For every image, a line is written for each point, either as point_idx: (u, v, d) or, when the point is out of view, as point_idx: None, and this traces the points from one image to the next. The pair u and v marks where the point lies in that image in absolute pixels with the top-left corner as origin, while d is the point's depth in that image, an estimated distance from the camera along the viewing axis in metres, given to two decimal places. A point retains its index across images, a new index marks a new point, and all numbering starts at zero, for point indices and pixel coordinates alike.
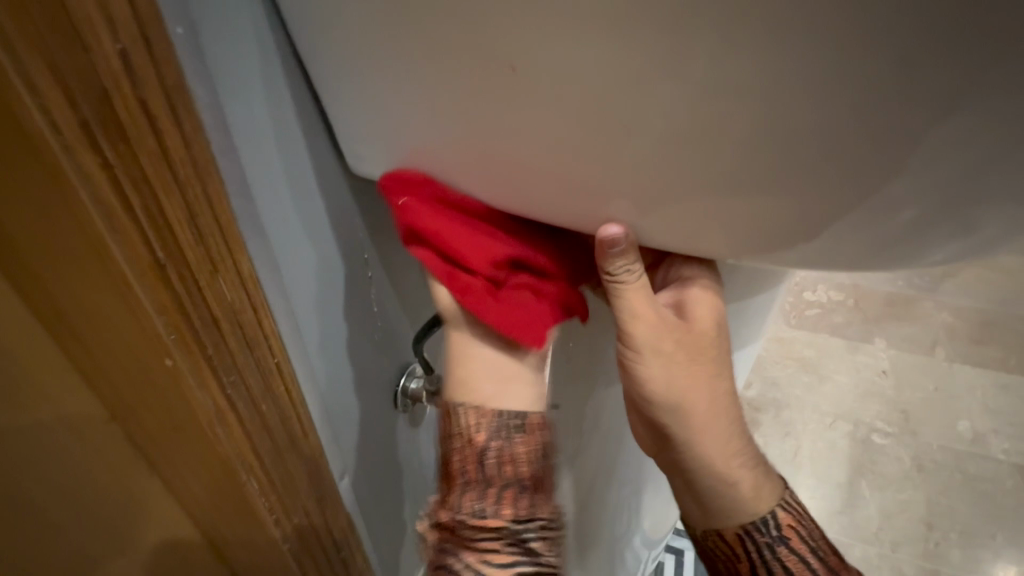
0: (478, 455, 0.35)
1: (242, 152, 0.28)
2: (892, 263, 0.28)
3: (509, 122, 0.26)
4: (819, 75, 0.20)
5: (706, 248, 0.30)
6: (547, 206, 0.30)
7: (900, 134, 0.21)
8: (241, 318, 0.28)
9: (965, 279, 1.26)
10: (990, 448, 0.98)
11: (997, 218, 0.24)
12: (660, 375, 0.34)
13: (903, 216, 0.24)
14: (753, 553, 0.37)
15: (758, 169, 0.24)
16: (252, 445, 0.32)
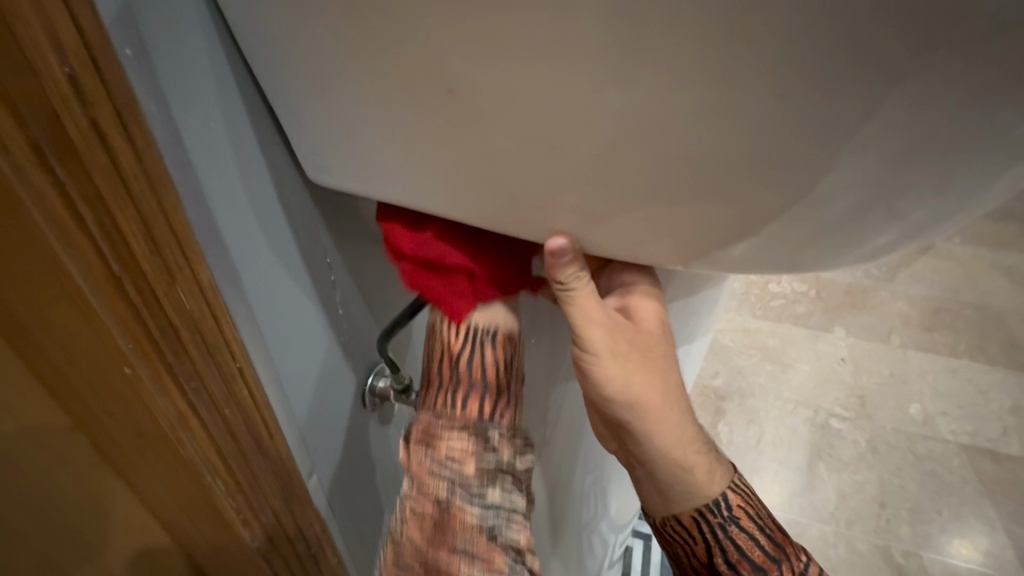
0: (450, 436, 0.38)
1: (199, 164, 0.28)
2: (817, 261, 0.30)
3: (457, 132, 0.28)
4: (730, 94, 0.22)
5: (651, 248, 0.31)
6: (498, 211, 0.31)
7: (805, 146, 0.23)
8: (201, 325, 0.29)
9: (916, 271, 1.35)
10: (939, 430, 1.04)
11: (904, 218, 0.26)
12: (619, 374, 0.35)
13: (824, 214, 0.26)
14: (708, 534, 0.39)
15: (687, 176, 0.26)
16: (216, 447, 0.33)
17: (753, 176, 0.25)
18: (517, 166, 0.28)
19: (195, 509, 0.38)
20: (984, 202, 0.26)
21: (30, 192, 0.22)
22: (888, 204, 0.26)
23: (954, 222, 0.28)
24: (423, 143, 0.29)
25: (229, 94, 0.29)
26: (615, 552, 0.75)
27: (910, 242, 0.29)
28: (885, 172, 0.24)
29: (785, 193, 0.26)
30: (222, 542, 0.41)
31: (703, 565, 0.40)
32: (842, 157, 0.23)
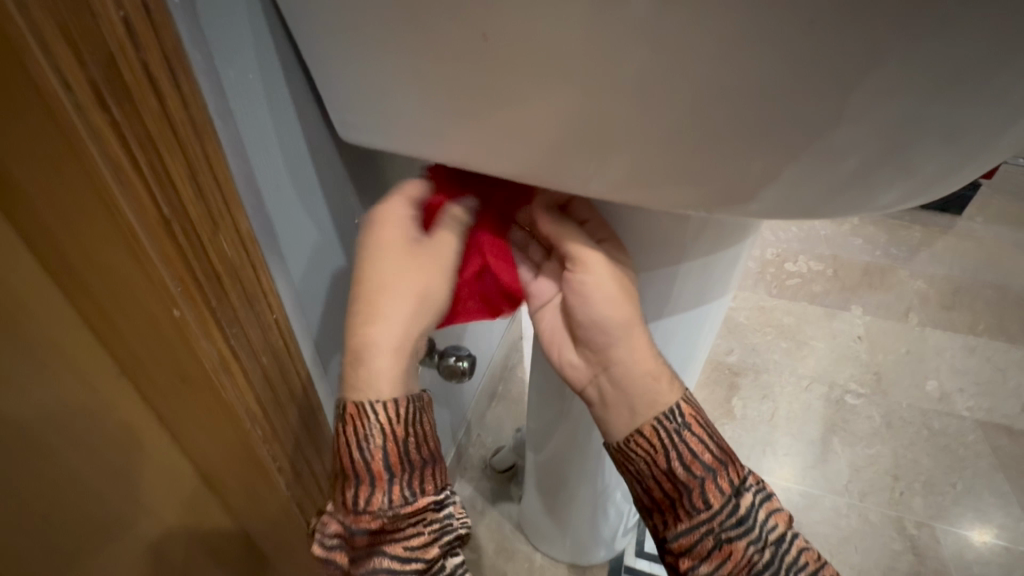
0: (399, 444, 0.36)
1: (238, 118, 0.29)
2: (843, 211, 0.30)
3: (486, 84, 0.28)
4: (759, 34, 0.22)
5: (670, 202, 0.32)
6: (524, 166, 0.32)
7: (834, 88, 0.23)
8: (241, 274, 0.31)
9: (935, 251, 1.34)
10: (955, 406, 1.03)
11: (931, 160, 0.26)
12: (613, 295, 0.39)
13: (846, 164, 0.27)
14: (665, 439, 0.39)
15: (713, 122, 0.26)
16: (255, 394, 0.35)
17: (778, 123, 0.26)
18: (543, 119, 0.29)
19: (234, 457, 0.40)
20: (979, 166, 0.27)
21: (88, 133, 0.23)
22: (905, 155, 0.26)
23: (966, 175, 0.28)
24: (450, 95, 0.30)
25: (265, 52, 0.30)
26: (629, 522, 0.76)
27: (928, 195, 0.29)
28: (911, 116, 0.24)
29: (811, 138, 0.26)
30: (257, 490, 0.43)
31: (664, 475, 0.39)
32: (868, 100, 0.24)
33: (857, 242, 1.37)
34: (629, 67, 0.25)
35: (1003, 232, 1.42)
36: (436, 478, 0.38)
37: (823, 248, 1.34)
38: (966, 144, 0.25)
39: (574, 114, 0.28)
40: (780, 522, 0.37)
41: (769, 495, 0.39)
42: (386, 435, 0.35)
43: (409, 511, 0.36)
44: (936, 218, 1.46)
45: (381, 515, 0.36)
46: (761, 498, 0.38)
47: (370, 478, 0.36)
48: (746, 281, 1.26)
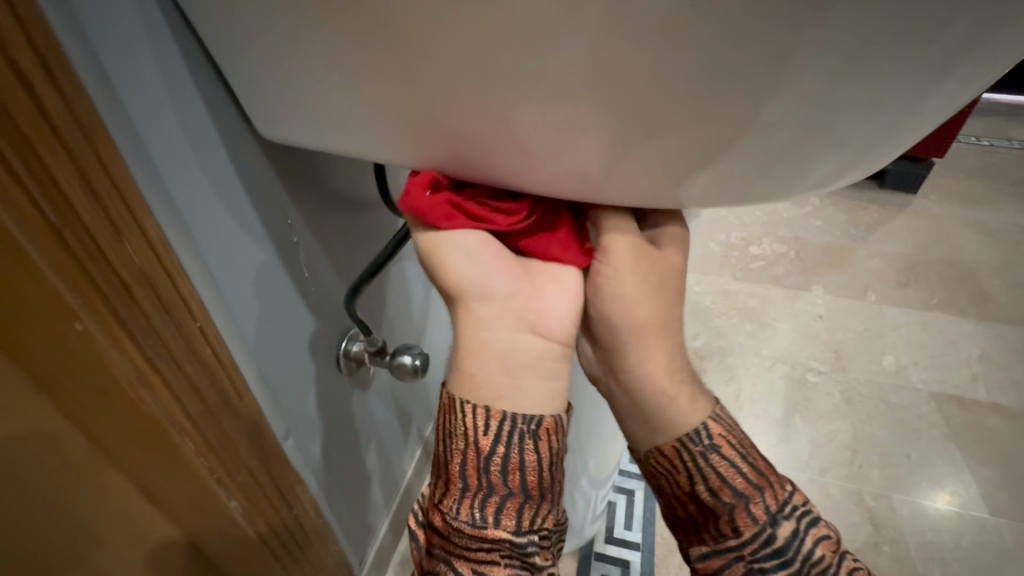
0: (480, 461, 0.37)
1: (136, 116, 0.28)
2: (778, 185, 0.32)
3: (403, 73, 0.28)
4: (668, 16, 0.22)
5: (615, 191, 0.33)
6: (467, 157, 0.32)
7: (759, 66, 0.24)
8: (153, 281, 0.29)
9: (894, 229, 1.45)
10: (911, 379, 1.07)
11: (857, 128, 0.28)
12: (632, 293, 0.40)
13: (779, 137, 0.28)
14: (692, 461, 0.41)
15: (649, 107, 0.27)
16: (182, 406, 0.34)
17: (708, 107, 0.26)
18: (470, 108, 0.29)
19: (168, 470, 0.38)
20: (909, 135, 0.29)
21: None
22: (829, 123, 0.27)
23: (896, 147, 0.30)
24: (371, 85, 0.29)
25: (162, 46, 0.28)
26: (598, 508, 0.76)
27: (861, 166, 0.31)
28: (831, 88, 0.25)
29: (736, 113, 0.27)
30: (197, 502, 0.41)
31: (686, 496, 0.42)
32: (789, 75, 0.24)
33: (817, 224, 1.46)
34: (543, 52, 0.25)
35: (954, 209, 1.55)
36: (531, 508, 0.38)
37: (785, 231, 1.43)
38: (890, 115, 0.27)
39: (501, 104, 0.28)
40: (825, 550, 0.39)
41: (811, 520, 0.40)
42: (473, 446, 0.38)
43: (475, 534, 0.36)
44: (892, 198, 1.59)
45: (452, 531, 0.37)
46: (807, 524, 0.40)
47: (458, 486, 0.38)
48: (711, 266, 1.31)
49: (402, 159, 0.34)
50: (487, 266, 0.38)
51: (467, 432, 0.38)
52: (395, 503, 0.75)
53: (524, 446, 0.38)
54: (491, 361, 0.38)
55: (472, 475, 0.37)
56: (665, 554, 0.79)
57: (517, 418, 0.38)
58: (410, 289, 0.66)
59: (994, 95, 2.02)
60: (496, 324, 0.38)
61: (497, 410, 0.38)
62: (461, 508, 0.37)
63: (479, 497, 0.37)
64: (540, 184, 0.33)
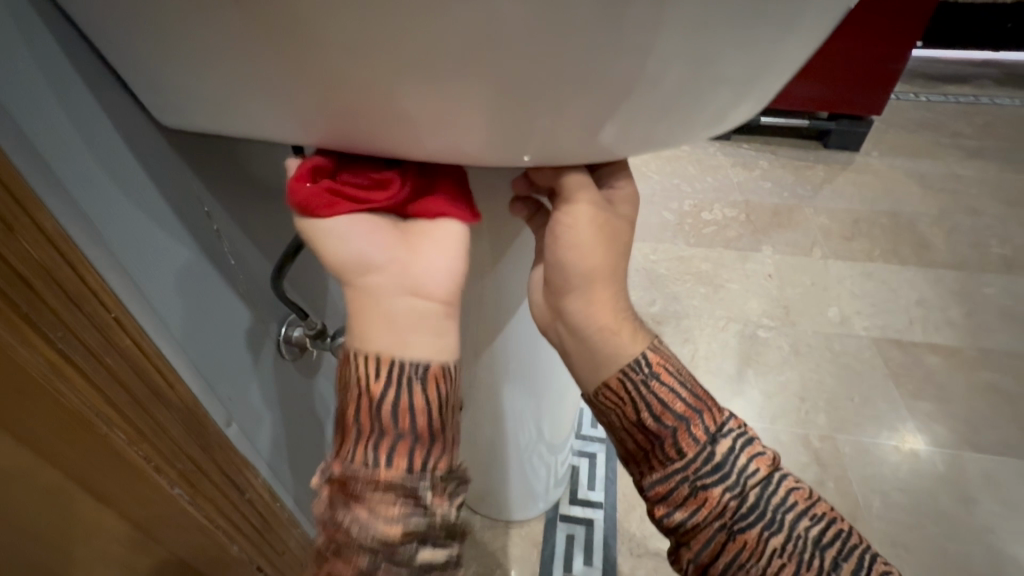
0: (370, 407, 0.37)
1: (18, 113, 0.27)
2: (675, 126, 0.34)
3: (283, 51, 0.28)
4: None
5: (527, 150, 0.34)
6: (368, 129, 0.33)
7: (617, 20, 0.26)
8: (55, 274, 0.29)
9: (840, 186, 1.53)
10: (854, 327, 1.13)
11: (733, 64, 0.29)
12: (586, 239, 0.41)
13: (665, 81, 0.29)
14: (637, 392, 0.43)
15: (530, 62, 0.28)
16: (106, 397, 0.34)
17: (585, 60, 0.28)
18: (357, 80, 0.29)
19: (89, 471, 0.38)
20: (788, 59, 0.31)
21: None
22: (706, 65, 0.29)
23: (774, 77, 0.32)
24: (259, 67, 0.30)
25: (38, 38, 0.28)
26: (560, 472, 0.79)
27: (752, 97, 0.33)
28: (704, 24, 0.26)
29: (621, 59, 0.28)
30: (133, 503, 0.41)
31: (634, 425, 0.43)
32: (653, 24, 0.26)
33: (767, 186, 1.53)
34: (415, 20, 0.26)
35: (895, 164, 1.63)
36: (423, 449, 0.37)
37: (737, 195, 1.49)
38: (762, 46, 0.29)
39: (396, 71, 0.28)
40: (761, 466, 0.42)
41: (746, 437, 0.43)
42: (363, 392, 0.37)
43: (369, 477, 0.35)
44: (837, 156, 1.66)
45: (347, 476, 0.36)
46: (742, 444, 0.43)
47: (352, 434, 0.37)
48: (667, 234, 1.35)
49: (313, 138, 0.35)
50: (365, 241, 0.38)
51: (358, 378, 0.37)
52: None
53: (412, 390, 0.37)
54: (369, 321, 0.37)
55: (361, 420, 0.37)
56: (627, 509, 0.82)
57: (407, 364, 0.37)
58: None
59: (935, 52, 2.10)
60: (381, 295, 0.38)
61: (388, 357, 0.37)
62: (357, 453, 0.36)
63: (372, 439, 0.36)
64: (455, 145, 0.34)
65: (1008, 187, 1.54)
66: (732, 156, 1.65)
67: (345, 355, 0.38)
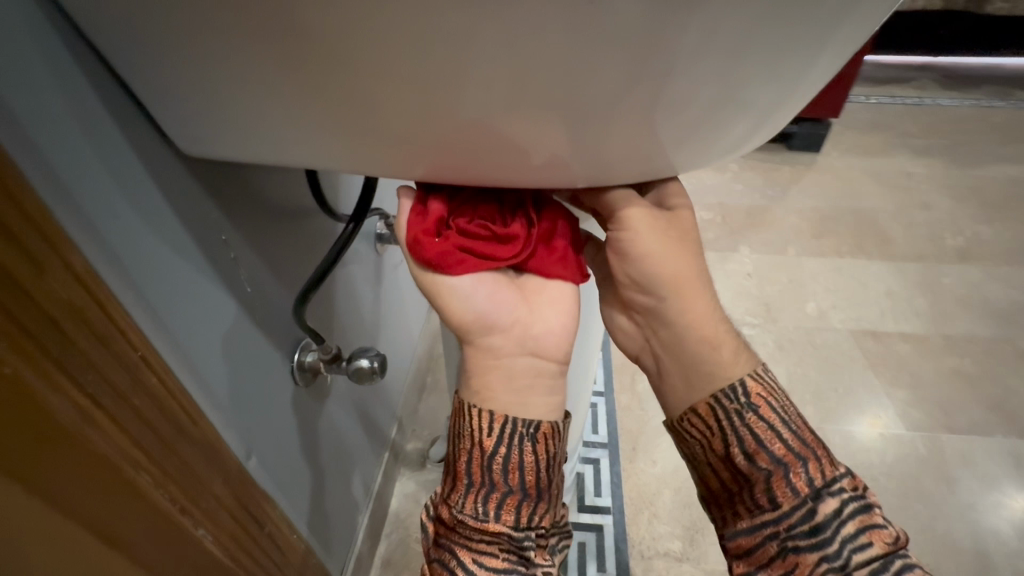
0: (482, 461, 0.42)
1: (46, 150, 0.26)
2: (701, 146, 0.34)
3: (316, 82, 0.28)
4: (566, 7, 0.24)
5: (559, 169, 0.35)
6: (397, 152, 0.33)
7: (655, 48, 0.26)
8: (83, 313, 0.28)
9: (806, 186, 1.61)
10: (831, 320, 1.18)
11: (762, 89, 0.30)
12: (656, 250, 0.44)
13: (695, 104, 0.30)
14: (728, 424, 0.43)
15: (568, 86, 0.28)
16: (135, 440, 0.32)
17: (621, 83, 0.28)
18: (390, 107, 0.29)
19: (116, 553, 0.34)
20: (810, 89, 0.31)
21: None
22: (736, 89, 0.29)
23: (796, 103, 0.33)
24: (290, 97, 0.29)
25: (65, 72, 0.27)
26: (568, 481, 0.80)
27: (769, 126, 0.35)
28: (736, 54, 0.27)
29: (654, 84, 0.28)
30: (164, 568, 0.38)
31: (722, 459, 0.43)
32: (689, 51, 0.26)
33: (740, 188, 1.59)
34: (455, 49, 0.26)
35: (854, 163, 1.72)
36: (529, 506, 0.42)
37: (712, 198, 1.54)
38: (790, 74, 0.29)
39: (430, 93, 0.28)
40: (871, 539, 0.38)
41: (857, 500, 0.40)
42: (477, 447, 0.42)
43: (477, 527, 0.41)
44: (802, 158, 1.75)
45: (455, 522, 0.41)
46: (853, 511, 0.39)
47: (464, 482, 0.42)
48: None
49: (339, 158, 0.34)
50: (490, 300, 0.44)
51: (472, 431, 0.43)
52: (368, 508, 0.75)
53: (522, 454, 0.42)
54: (501, 379, 0.44)
55: (473, 471, 0.42)
56: (634, 512, 0.83)
57: (518, 422, 0.43)
58: (357, 293, 0.66)
59: (882, 56, 2.23)
60: (502, 356, 0.44)
61: (501, 416, 0.43)
62: (466, 504, 0.41)
63: (481, 492, 0.42)
64: (484, 163, 0.34)
65: (956, 182, 1.65)
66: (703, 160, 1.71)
67: (457, 401, 0.44)
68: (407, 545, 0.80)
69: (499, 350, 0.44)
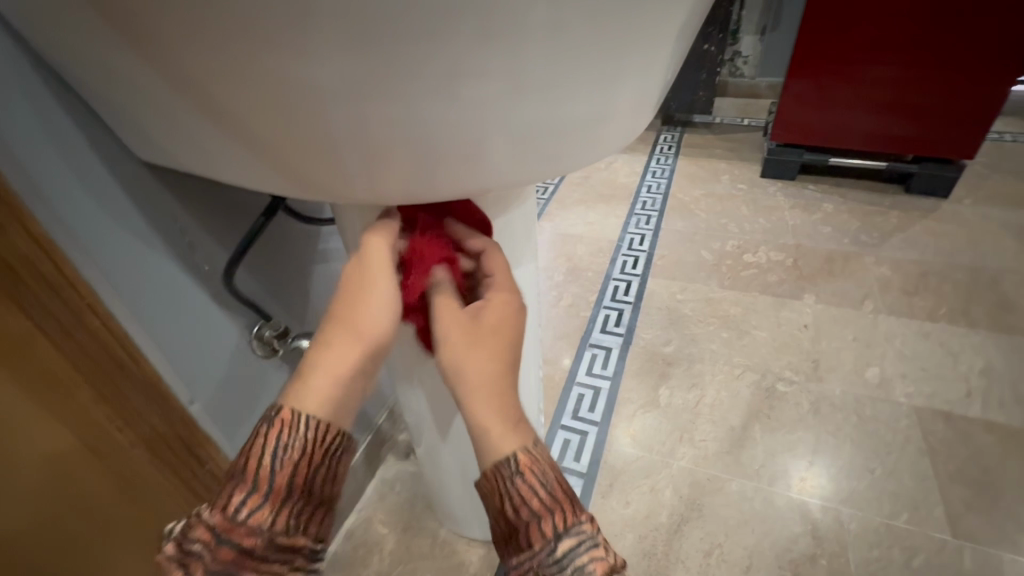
0: (296, 472, 0.41)
1: (19, 149, 0.38)
2: (559, 145, 0.37)
3: (194, 127, 0.35)
4: (354, 55, 0.28)
5: (432, 192, 0.39)
6: (292, 188, 0.39)
7: (455, 73, 0.30)
8: (37, 264, 0.40)
9: (912, 235, 1.38)
10: (894, 392, 1.01)
11: (580, 78, 0.33)
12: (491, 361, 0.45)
13: (522, 108, 0.33)
14: (518, 476, 0.42)
15: (396, 123, 0.32)
16: (74, 361, 0.44)
17: (442, 110, 0.31)
18: (263, 153, 0.35)
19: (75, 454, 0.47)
20: (630, 61, 0.34)
21: None
22: (554, 83, 0.32)
23: (627, 80, 0.35)
24: (185, 136, 0.36)
25: (39, 96, 0.38)
26: None
27: (629, 101, 0.37)
28: (531, 56, 0.30)
29: (471, 101, 0.31)
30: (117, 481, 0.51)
31: (500, 514, 0.43)
32: (483, 63, 0.30)
33: (825, 231, 1.42)
34: (287, 104, 0.31)
35: (988, 213, 1.44)
36: (315, 518, 0.43)
37: (787, 239, 1.40)
38: (599, 57, 0.32)
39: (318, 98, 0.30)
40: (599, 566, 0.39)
41: (594, 544, 0.40)
42: (297, 454, 0.41)
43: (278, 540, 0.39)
44: (918, 202, 1.50)
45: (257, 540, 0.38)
46: (585, 548, 0.40)
47: (272, 492, 0.40)
48: (699, 274, 1.31)
49: (240, 184, 0.40)
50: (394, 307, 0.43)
51: (303, 440, 0.41)
52: None
53: (331, 467, 0.44)
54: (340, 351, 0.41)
55: (283, 482, 0.41)
56: None
57: (341, 437, 0.44)
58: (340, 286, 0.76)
59: None
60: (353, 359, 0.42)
61: (334, 427, 0.43)
62: (240, 510, 0.39)
63: (289, 502, 0.41)
64: (358, 185, 0.37)
65: None
66: (791, 197, 1.56)
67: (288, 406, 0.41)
68: (371, 525, 0.87)
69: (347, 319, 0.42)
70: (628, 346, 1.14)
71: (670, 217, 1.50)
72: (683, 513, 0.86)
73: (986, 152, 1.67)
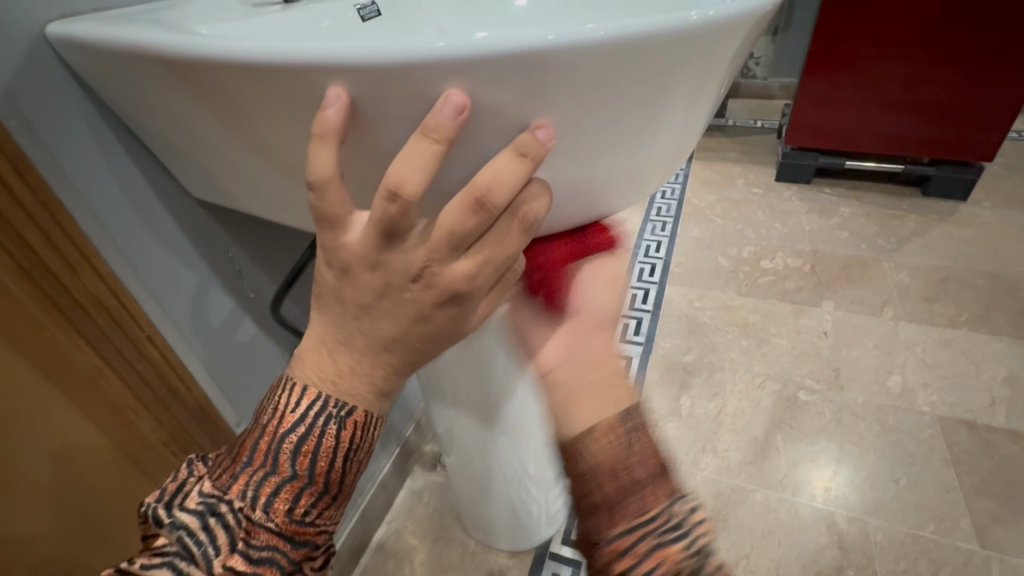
0: (309, 454, 0.34)
1: (88, 195, 0.40)
2: (594, 199, 0.37)
3: (259, 174, 0.37)
4: (402, 131, 0.29)
5: None
6: None
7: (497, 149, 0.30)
8: (105, 303, 0.42)
9: (932, 240, 1.38)
10: (916, 401, 1.01)
11: (618, 145, 0.33)
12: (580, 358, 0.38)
13: (560, 173, 0.33)
14: (621, 441, 0.34)
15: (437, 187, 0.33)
16: (135, 392, 0.47)
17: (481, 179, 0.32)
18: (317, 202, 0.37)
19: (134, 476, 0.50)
20: (672, 124, 0.34)
21: None
22: (594, 151, 0.32)
23: (665, 142, 0.35)
24: (247, 181, 0.38)
25: (106, 143, 0.40)
26: (553, 510, 0.82)
27: (668, 155, 0.37)
28: (572, 131, 0.30)
29: None
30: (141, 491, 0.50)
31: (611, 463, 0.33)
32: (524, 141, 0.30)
33: (843, 236, 1.41)
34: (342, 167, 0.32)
35: (1008, 217, 1.43)
36: (328, 510, 0.35)
37: (805, 244, 1.40)
38: (638, 126, 0.32)
39: (374, 163, 0.31)
40: (703, 531, 0.32)
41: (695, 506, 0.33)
42: (310, 433, 0.34)
43: (283, 530, 0.32)
44: (936, 206, 1.49)
45: (256, 524, 0.32)
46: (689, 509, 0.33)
47: (278, 472, 0.33)
48: (717, 281, 1.31)
49: (295, 222, 0.42)
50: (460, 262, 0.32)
51: (316, 418, 0.34)
52: (369, 493, 0.86)
53: (350, 454, 0.35)
54: (390, 310, 0.32)
55: (293, 463, 0.34)
56: None
57: (365, 420, 0.35)
58: None
59: None
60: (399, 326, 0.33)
61: (360, 413, 0.35)
62: (231, 485, 0.33)
63: (297, 488, 0.33)
64: None
65: None
66: (807, 201, 1.55)
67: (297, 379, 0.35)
68: (402, 535, 0.90)
69: (419, 274, 0.30)
70: (648, 355, 1.14)
71: (687, 224, 1.50)
72: (709, 523, 0.87)
73: (1004, 154, 1.66)
